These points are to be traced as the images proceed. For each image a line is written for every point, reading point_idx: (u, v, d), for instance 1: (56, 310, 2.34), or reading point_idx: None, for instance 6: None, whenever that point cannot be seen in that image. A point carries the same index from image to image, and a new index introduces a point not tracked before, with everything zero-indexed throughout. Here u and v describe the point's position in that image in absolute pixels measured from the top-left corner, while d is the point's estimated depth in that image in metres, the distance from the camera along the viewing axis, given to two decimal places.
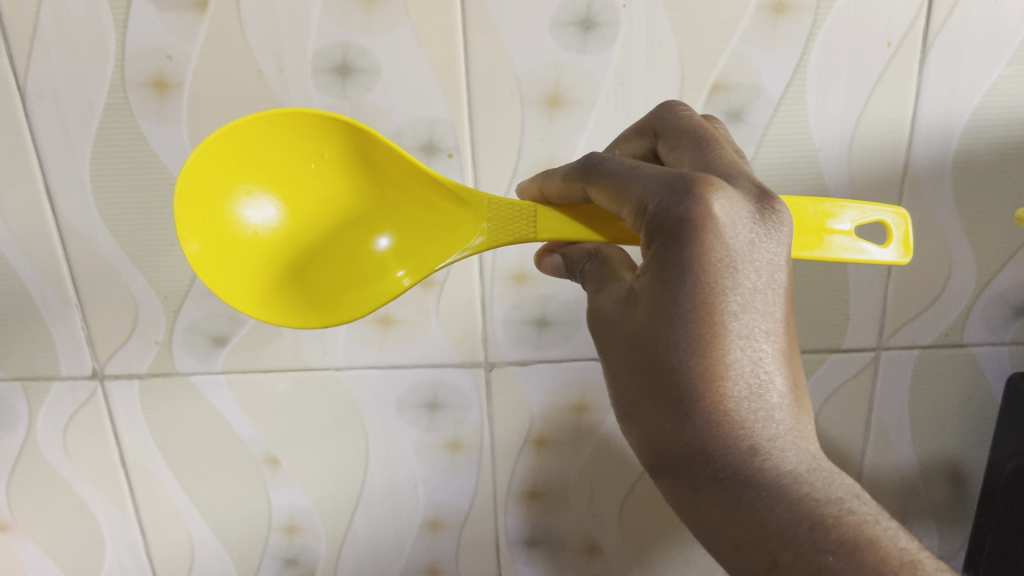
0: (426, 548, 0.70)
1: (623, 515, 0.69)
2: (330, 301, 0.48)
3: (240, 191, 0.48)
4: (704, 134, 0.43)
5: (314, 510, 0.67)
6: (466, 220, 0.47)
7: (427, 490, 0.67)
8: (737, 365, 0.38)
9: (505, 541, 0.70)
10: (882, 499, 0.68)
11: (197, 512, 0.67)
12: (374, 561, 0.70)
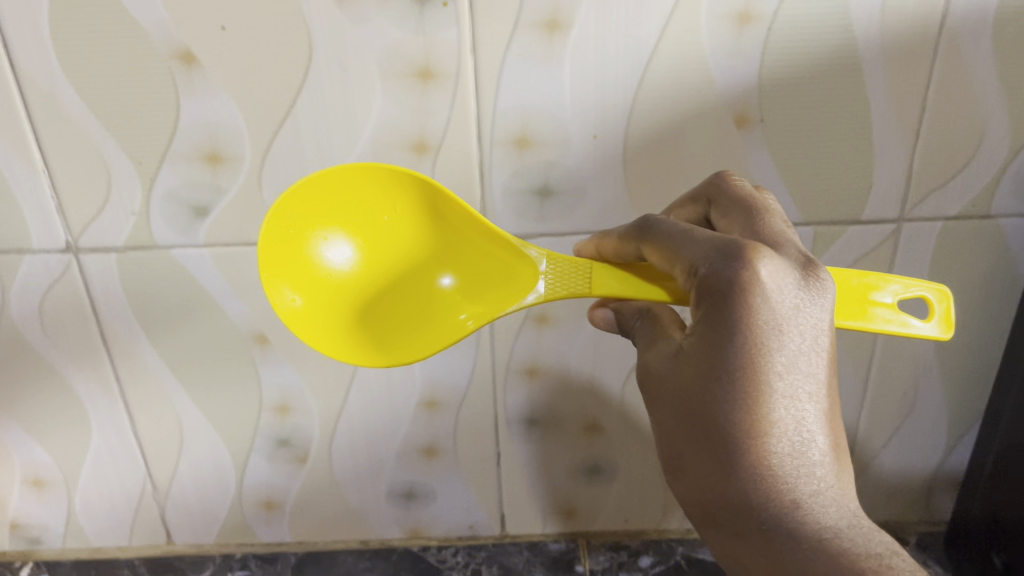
0: (424, 428, 0.71)
1: (626, 398, 0.70)
2: (401, 340, 0.58)
3: (324, 238, 0.56)
4: (757, 203, 0.48)
5: (305, 389, 0.68)
6: (523, 271, 0.56)
7: (425, 368, 0.67)
8: (782, 423, 0.42)
9: (505, 420, 0.71)
10: (887, 400, 0.72)
11: (181, 389, 0.68)
12: (369, 438, 0.72)
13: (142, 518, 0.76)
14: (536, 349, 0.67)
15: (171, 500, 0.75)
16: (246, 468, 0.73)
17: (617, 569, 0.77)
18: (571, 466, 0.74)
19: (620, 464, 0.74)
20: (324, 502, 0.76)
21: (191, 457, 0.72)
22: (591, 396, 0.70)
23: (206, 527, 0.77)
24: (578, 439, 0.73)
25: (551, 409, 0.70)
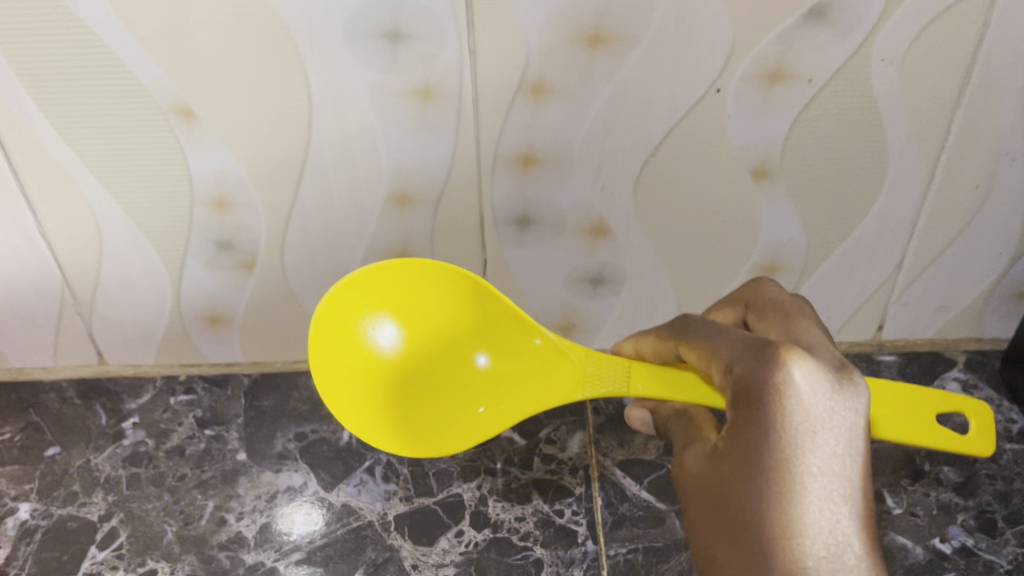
0: (393, 228, 0.57)
1: (639, 193, 0.55)
2: (432, 433, 0.55)
3: (368, 324, 0.56)
4: (796, 308, 0.45)
5: (247, 178, 0.54)
6: (564, 382, 0.54)
7: (390, 151, 0.52)
8: (816, 525, 0.36)
9: (491, 222, 0.57)
10: (954, 200, 0.56)
11: (95, 179, 0.54)
12: (329, 245, 0.58)
13: (66, 337, 0.63)
14: (533, 128, 0.52)
15: (98, 315, 0.62)
16: (182, 275, 0.60)
17: None
18: (570, 276, 0.61)
19: (629, 275, 0.61)
20: (281, 321, 0.63)
21: (116, 264, 0.59)
22: (596, 192, 0.55)
23: (145, 347, 0.64)
24: (580, 246, 0.59)
25: (545, 204, 0.56)
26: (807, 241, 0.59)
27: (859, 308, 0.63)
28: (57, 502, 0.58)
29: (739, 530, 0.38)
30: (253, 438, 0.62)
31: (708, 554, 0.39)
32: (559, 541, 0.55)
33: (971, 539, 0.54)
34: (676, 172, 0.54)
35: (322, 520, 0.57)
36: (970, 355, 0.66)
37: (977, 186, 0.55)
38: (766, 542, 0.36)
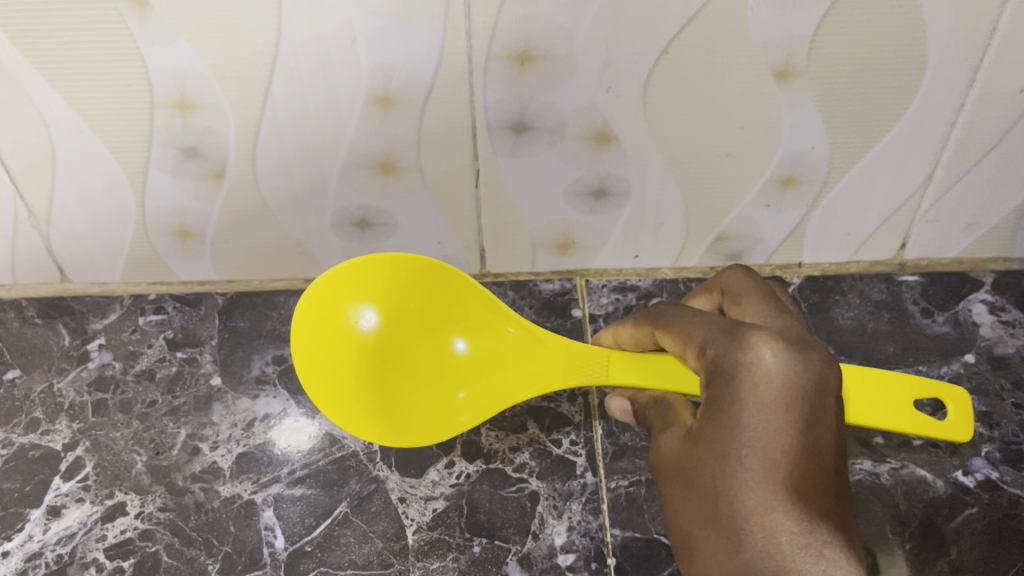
0: (375, 134, 0.52)
1: (649, 96, 0.50)
2: (412, 423, 0.52)
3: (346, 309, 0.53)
4: (766, 303, 0.47)
5: (211, 78, 0.48)
6: (550, 365, 0.52)
7: (370, 47, 0.46)
8: (781, 500, 0.36)
9: (483, 128, 0.51)
10: (998, 105, 0.50)
11: (40, 77, 0.48)
12: (305, 153, 0.53)
13: (23, 252, 0.58)
14: (532, 21, 0.45)
15: (57, 227, 0.57)
16: (146, 185, 0.54)
17: (623, 314, 0.61)
18: (570, 188, 0.56)
19: (635, 188, 0.56)
20: (255, 235, 0.58)
21: (72, 171, 0.53)
22: (601, 94, 0.49)
23: (110, 263, 0.59)
24: (582, 153, 0.53)
25: (545, 106, 0.50)
26: (831, 150, 0.53)
27: (881, 225, 0.58)
28: (18, 429, 0.55)
29: (718, 507, 0.38)
30: (228, 361, 0.58)
31: (690, 533, 0.39)
32: (556, 471, 0.51)
33: (996, 472, 0.51)
34: (689, 71, 0.48)
35: (313, 436, 0.54)
36: (998, 275, 0.61)
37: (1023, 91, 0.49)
38: (740, 521, 0.37)
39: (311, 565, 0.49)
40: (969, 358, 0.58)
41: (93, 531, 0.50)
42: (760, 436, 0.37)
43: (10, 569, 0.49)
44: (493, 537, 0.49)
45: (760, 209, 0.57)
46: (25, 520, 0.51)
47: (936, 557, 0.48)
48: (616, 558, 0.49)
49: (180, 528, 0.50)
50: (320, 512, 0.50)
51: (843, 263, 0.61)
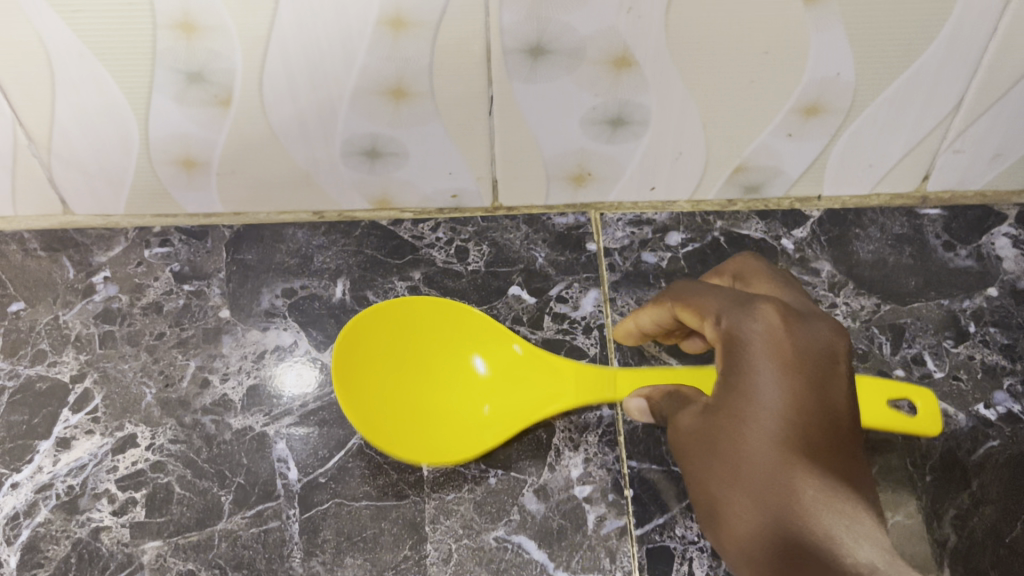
0: (386, 57, 0.50)
1: (672, 18, 0.48)
2: (437, 441, 0.49)
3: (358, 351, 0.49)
4: (770, 277, 0.47)
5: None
6: (566, 378, 0.49)
7: None
8: (797, 462, 0.38)
9: (498, 51, 0.49)
10: None
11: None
12: (313, 77, 0.51)
13: (23, 183, 0.57)
14: None
15: (58, 157, 0.55)
16: (150, 113, 0.53)
17: (638, 248, 0.59)
18: (587, 115, 0.54)
19: (654, 115, 0.54)
20: (261, 164, 0.57)
21: (72, 98, 0.52)
22: (621, 16, 0.47)
23: (114, 194, 0.58)
24: (600, 78, 0.51)
25: (563, 28, 0.48)
26: (858, 77, 0.51)
27: (906, 155, 0.57)
28: (25, 361, 0.54)
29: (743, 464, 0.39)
30: (237, 294, 0.57)
31: (715, 497, 0.40)
32: (572, 406, 0.50)
33: (1018, 405, 0.50)
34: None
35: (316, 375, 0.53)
36: (1023, 208, 0.60)
37: None
38: (770, 477, 0.38)
39: (325, 496, 0.48)
40: (992, 291, 0.56)
41: (104, 463, 0.49)
42: (788, 407, 0.39)
43: (20, 501, 0.48)
44: (509, 469, 0.48)
45: (781, 139, 0.56)
46: (34, 452, 0.50)
47: (959, 489, 0.47)
48: (634, 489, 0.47)
49: (192, 460, 0.49)
50: (333, 444, 0.49)
51: (864, 196, 0.60)
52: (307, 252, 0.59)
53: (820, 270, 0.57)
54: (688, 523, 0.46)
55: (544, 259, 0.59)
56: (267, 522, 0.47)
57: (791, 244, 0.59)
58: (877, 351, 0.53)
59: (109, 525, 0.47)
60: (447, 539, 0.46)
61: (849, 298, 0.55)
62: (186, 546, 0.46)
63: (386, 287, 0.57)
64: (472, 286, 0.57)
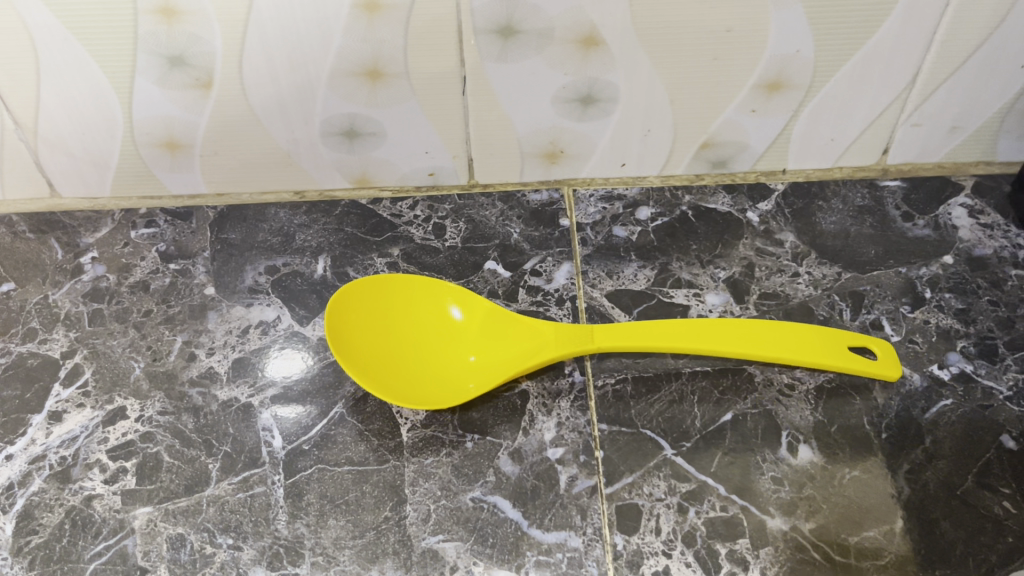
0: (362, 39, 0.51)
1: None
2: (423, 390, 0.51)
3: (346, 311, 0.53)
4: None
5: None
6: (545, 336, 0.53)
7: None
8: None
9: (469, 31, 0.51)
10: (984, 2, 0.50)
11: None
12: (291, 58, 0.52)
13: (12, 165, 0.59)
14: None
15: (44, 141, 0.57)
16: (133, 97, 0.54)
17: (609, 223, 0.61)
18: (557, 94, 0.56)
19: (623, 92, 0.56)
20: (243, 146, 0.58)
21: (57, 83, 0.53)
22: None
23: (100, 177, 0.60)
24: (569, 57, 0.53)
25: (533, 8, 0.50)
26: (816, 53, 0.53)
27: (866, 129, 0.59)
28: (16, 339, 0.55)
29: None
30: (221, 272, 0.59)
31: None
32: (544, 372, 0.53)
33: (971, 365, 0.53)
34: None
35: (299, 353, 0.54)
36: (979, 179, 0.62)
37: None
38: None
39: (308, 462, 0.49)
40: (948, 258, 0.58)
41: (95, 434, 0.51)
42: None
43: (14, 472, 0.49)
44: (485, 433, 0.50)
45: (746, 115, 0.58)
46: (27, 425, 0.51)
47: (913, 446, 0.49)
48: (604, 450, 0.50)
49: (180, 431, 0.51)
50: (316, 413, 0.52)
51: (827, 169, 0.62)
52: (288, 230, 0.61)
53: (784, 241, 0.59)
54: (654, 481, 0.48)
55: (519, 235, 0.60)
56: (253, 488, 0.48)
57: (756, 217, 0.61)
58: (838, 317, 0.55)
59: (101, 493, 0.49)
60: (426, 500, 0.48)
61: (813, 267, 0.58)
62: (176, 511, 0.48)
63: (366, 263, 0.59)
64: (449, 262, 0.59)
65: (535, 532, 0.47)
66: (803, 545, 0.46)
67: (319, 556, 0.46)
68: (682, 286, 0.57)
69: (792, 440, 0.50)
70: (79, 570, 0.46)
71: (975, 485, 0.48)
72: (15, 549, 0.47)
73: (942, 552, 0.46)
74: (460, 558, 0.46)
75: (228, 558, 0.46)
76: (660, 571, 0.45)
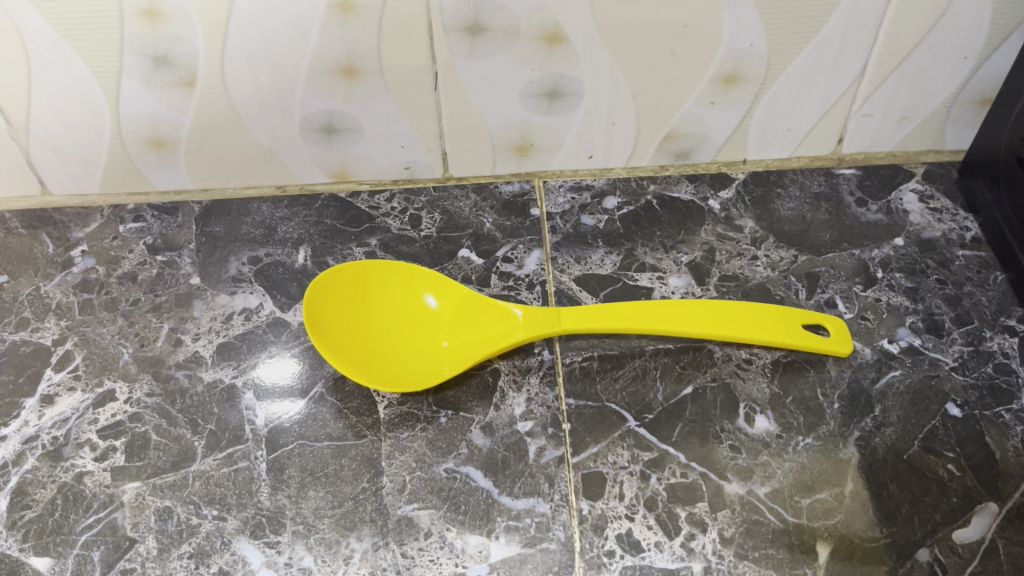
0: (337, 38, 0.54)
1: None
2: (399, 372, 0.54)
3: (327, 302, 0.55)
4: None
5: None
6: (514, 320, 0.55)
7: None
8: None
9: (439, 30, 0.54)
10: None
11: None
12: (270, 57, 0.55)
13: (5, 164, 0.61)
14: None
15: (35, 140, 0.60)
16: (121, 97, 0.57)
17: (577, 212, 0.64)
18: (525, 89, 0.59)
19: (587, 87, 0.59)
20: (226, 142, 0.61)
21: (47, 84, 0.56)
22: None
23: (89, 175, 0.63)
24: (535, 53, 0.56)
25: (498, 7, 0.53)
26: (768, 46, 0.56)
27: (820, 119, 0.62)
28: (9, 328, 0.58)
29: None
30: (206, 262, 0.61)
31: None
32: (514, 352, 0.56)
33: (919, 339, 0.56)
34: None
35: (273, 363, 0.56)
36: (929, 167, 0.65)
37: None
38: None
39: (290, 438, 0.52)
40: (899, 241, 0.61)
41: (86, 415, 0.53)
42: None
43: (8, 452, 0.52)
44: (458, 409, 0.53)
45: (705, 107, 0.61)
46: (21, 408, 0.54)
47: (863, 414, 0.52)
48: (571, 423, 0.52)
49: (167, 411, 0.53)
50: (298, 392, 0.54)
51: (785, 159, 0.65)
52: (270, 223, 0.63)
53: (744, 227, 0.62)
54: (618, 451, 0.51)
55: (491, 224, 0.63)
56: (237, 463, 0.51)
57: (718, 205, 0.64)
58: (793, 296, 0.58)
59: (92, 470, 0.51)
60: (401, 472, 0.50)
61: (770, 251, 0.61)
62: (163, 486, 0.50)
63: (345, 253, 0.61)
64: (425, 250, 0.61)
65: (505, 499, 0.49)
66: (758, 507, 0.49)
67: (300, 525, 0.48)
68: (646, 270, 0.60)
69: (749, 411, 0.53)
70: (71, 541, 0.48)
71: (921, 450, 0.51)
72: (10, 523, 0.49)
73: (889, 512, 0.48)
74: (434, 525, 0.48)
75: (213, 528, 0.48)
76: (623, 533, 0.48)
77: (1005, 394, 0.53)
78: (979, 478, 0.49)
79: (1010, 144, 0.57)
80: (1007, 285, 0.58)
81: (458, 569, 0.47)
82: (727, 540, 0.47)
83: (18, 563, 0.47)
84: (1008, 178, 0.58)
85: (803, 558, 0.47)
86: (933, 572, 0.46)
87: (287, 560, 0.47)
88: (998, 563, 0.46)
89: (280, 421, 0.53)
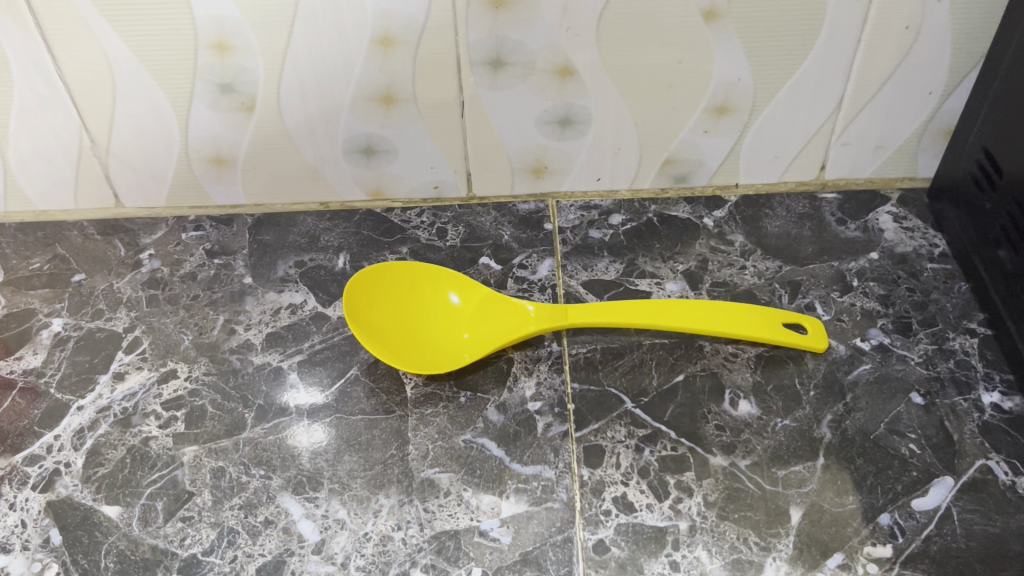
0: (378, 70, 0.63)
1: (601, 34, 0.61)
2: (425, 357, 0.61)
3: (366, 296, 0.63)
4: None
5: (245, 22, 0.60)
6: (528, 316, 0.62)
7: None
8: None
9: (466, 64, 0.63)
10: (891, 38, 0.61)
11: (105, 22, 0.60)
12: (321, 86, 0.64)
13: (86, 180, 0.70)
14: None
15: (114, 156, 0.69)
16: (190, 120, 0.66)
17: (586, 227, 0.71)
18: (540, 117, 0.67)
19: (595, 116, 0.67)
20: (278, 161, 0.70)
21: (128, 109, 0.65)
22: (562, 33, 0.61)
23: (157, 188, 0.72)
24: (549, 85, 0.65)
25: (517, 44, 0.62)
26: (754, 81, 0.65)
27: (803, 147, 0.69)
28: (86, 317, 0.66)
29: None
30: (257, 265, 0.69)
31: None
32: (527, 344, 0.63)
33: (888, 338, 0.62)
34: (634, 13, 0.60)
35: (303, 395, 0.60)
36: (904, 192, 0.72)
37: (907, 26, 0.61)
38: None
39: (328, 414, 0.59)
40: (874, 255, 0.68)
41: (151, 390, 0.61)
42: None
43: (84, 419, 0.60)
44: (476, 390, 0.60)
45: (699, 135, 0.69)
46: (95, 383, 0.62)
47: (836, 400, 0.59)
48: (575, 404, 0.59)
49: (221, 387, 0.61)
50: (334, 376, 0.61)
51: (773, 183, 0.73)
52: (314, 233, 0.72)
53: (734, 241, 0.70)
54: (616, 427, 0.58)
55: (509, 236, 0.71)
56: (281, 431, 0.58)
57: (712, 222, 0.71)
58: (777, 301, 0.65)
59: (156, 435, 0.58)
60: (425, 441, 0.57)
61: (757, 262, 0.68)
62: (218, 449, 0.57)
63: (379, 258, 0.69)
64: (449, 257, 0.69)
65: (515, 465, 0.56)
66: (739, 476, 0.55)
67: (335, 483, 0.55)
68: (646, 276, 0.67)
69: (733, 396, 0.59)
70: (138, 492, 0.55)
71: (886, 431, 0.57)
72: (86, 477, 0.56)
73: (855, 482, 0.54)
74: (453, 485, 0.55)
75: (260, 485, 0.55)
76: (618, 495, 0.54)
77: (964, 385, 0.59)
78: (937, 455, 0.56)
79: (971, 167, 0.65)
80: (970, 293, 0.65)
81: (473, 522, 0.53)
82: (710, 503, 0.54)
83: (92, 510, 0.55)
84: (970, 198, 0.65)
85: (777, 519, 0.53)
86: (893, 533, 0.52)
87: (324, 512, 0.54)
88: (952, 527, 0.52)
89: (317, 428, 0.58)
